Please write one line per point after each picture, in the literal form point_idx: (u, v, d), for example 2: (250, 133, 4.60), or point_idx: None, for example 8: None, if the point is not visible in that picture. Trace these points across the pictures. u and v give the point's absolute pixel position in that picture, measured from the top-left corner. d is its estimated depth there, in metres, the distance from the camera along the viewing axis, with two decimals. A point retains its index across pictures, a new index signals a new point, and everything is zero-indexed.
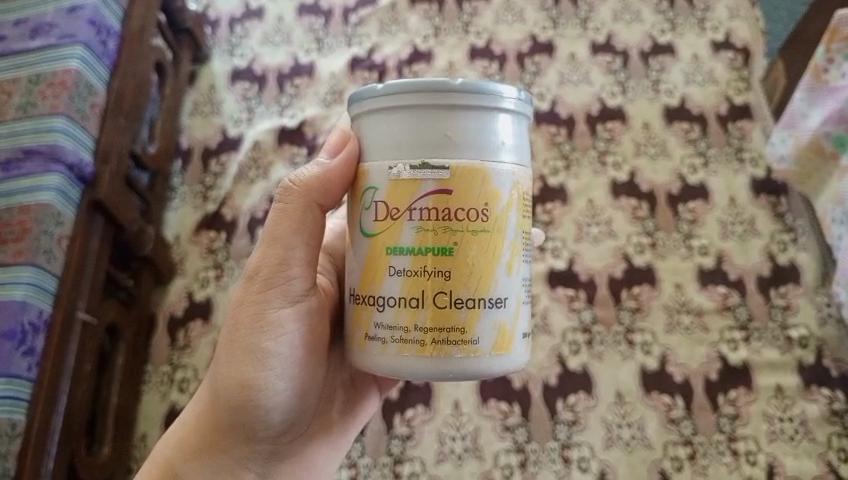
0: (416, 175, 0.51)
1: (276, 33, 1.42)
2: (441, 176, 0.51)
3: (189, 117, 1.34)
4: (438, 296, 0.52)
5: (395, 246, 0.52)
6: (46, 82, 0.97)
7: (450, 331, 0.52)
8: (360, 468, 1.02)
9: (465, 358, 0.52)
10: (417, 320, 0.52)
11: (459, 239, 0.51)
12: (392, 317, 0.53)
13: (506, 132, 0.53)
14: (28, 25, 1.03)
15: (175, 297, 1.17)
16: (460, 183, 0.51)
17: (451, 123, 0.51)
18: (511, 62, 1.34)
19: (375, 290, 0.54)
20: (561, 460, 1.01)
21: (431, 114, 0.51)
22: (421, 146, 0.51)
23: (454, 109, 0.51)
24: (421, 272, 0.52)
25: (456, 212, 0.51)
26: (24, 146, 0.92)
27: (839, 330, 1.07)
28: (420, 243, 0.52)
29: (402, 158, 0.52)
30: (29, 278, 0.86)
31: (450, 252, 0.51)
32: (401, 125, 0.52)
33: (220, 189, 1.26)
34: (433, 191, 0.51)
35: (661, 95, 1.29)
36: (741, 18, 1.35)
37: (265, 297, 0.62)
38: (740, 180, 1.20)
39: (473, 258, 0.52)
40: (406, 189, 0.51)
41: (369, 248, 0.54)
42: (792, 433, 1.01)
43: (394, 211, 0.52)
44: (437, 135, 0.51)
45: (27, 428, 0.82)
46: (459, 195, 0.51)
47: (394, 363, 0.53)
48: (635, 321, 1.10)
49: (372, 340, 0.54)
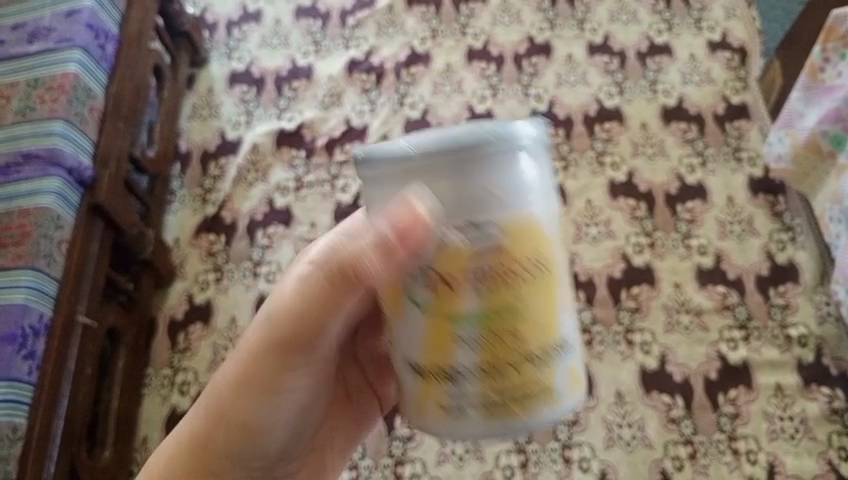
0: (465, 240, 0.38)
1: (273, 35, 1.42)
2: (497, 232, 0.38)
3: (188, 121, 1.35)
4: (514, 356, 0.40)
5: (456, 316, 0.40)
6: (45, 86, 0.97)
7: (532, 391, 0.41)
8: (362, 470, 1.02)
9: (550, 413, 0.42)
10: (495, 386, 0.40)
11: (524, 292, 0.39)
12: (466, 391, 0.41)
13: (539, 163, 0.40)
14: (25, 30, 1.04)
15: (175, 301, 1.17)
16: (520, 233, 0.39)
17: (491, 173, 0.38)
18: (509, 63, 1.34)
19: (447, 365, 0.41)
20: (562, 460, 1.01)
21: (467, 168, 0.37)
22: (474, 205, 0.38)
23: (493, 156, 0.38)
24: (490, 338, 0.40)
25: (520, 264, 0.39)
26: (24, 150, 0.93)
27: (839, 329, 1.07)
28: (486, 308, 0.39)
29: (444, 224, 0.38)
30: (31, 281, 0.86)
31: (519, 307, 0.40)
32: (445, 185, 0.38)
33: (220, 192, 1.26)
34: (494, 252, 0.38)
35: (659, 95, 1.29)
36: (737, 18, 1.35)
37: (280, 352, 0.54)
38: (737, 179, 1.20)
39: (543, 308, 0.40)
40: (458, 255, 0.39)
41: (428, 321, 0.40)
42: (793, 432, 1.01)
43: (448, 278, 0.39)
44: (480, 192, 0.38)
45: (28, 431, 0.82)
46: (520, 246, 0.39)
47: (479, 436, 0.41)
48: (634, 320, 1.10)
49: (445, 416, 0.42)
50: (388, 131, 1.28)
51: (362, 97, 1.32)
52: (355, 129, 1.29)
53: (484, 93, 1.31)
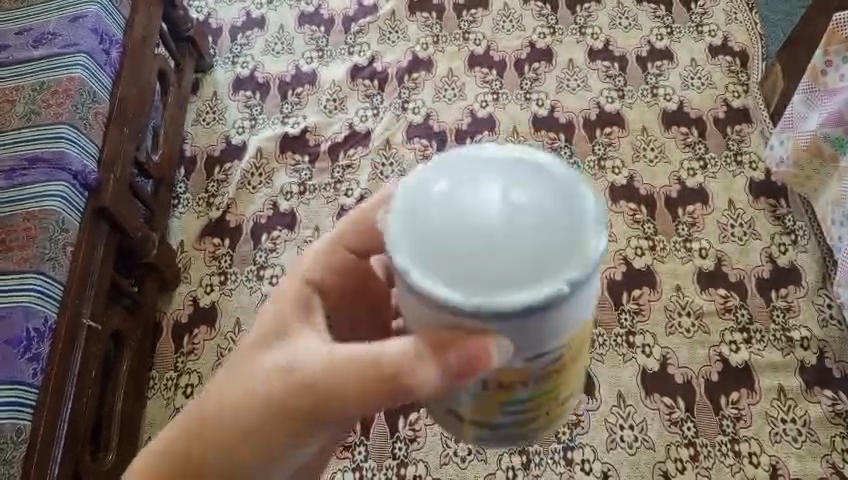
0: (532, 363, 0.37)
1: (277, 41, 1.44)
2: (563, 349, 0.37)
3: (192, 126, 1.36)
4: (555, 412, 0.41)
5: (509, 403, 0.39)
6: (49, 90, 1.00)
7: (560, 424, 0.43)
8: (364, 472, 1.02)
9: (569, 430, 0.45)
10: (533, 435, 0.42)
11: (571, 368, 0.39)
12: (506, 439, 0.42)
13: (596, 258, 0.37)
14: (31, 35, 1.07)
15: (179, 304, 1.18)
16: (579, 333, 0.38)
17: (569, 309, 0.35)
18: (510, 68, 1.35)
19: (490, 425, 0.41)
20: (564, 461, 1.01)
21: (548, 315, 0.34)
22: (546, 338, 0.36)
23: (573, 296, 0.34)
24: (539, 411, 0.40)
25: (572, 357, 0.38)
26: (29, 154, 0.95)
27: (841, 332, 1.07)
28: (540, 396, 0.39)
29: (515, 355, 0.36)
30: (39, 286, 0.87)
31: (566, 383, 0.40)
32: (522, 333, 0.35)
33: (224, 196, 1.27)
34: (555, 362, 0.37)
35: (660, 99, 1.30)
36: (738, 23, 1.36)
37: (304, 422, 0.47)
38: (739, 182, 1.21)
39: (581, 369, 0.41)
40: (522, 371, 0.37)
41: (478, 401, 0.40)
42: (796, 435, 1.01)
43: (507, 382, 0.38)
44: (556, 329, 0.35)
45: (32, 434, 0.82)
46: (576, 347, 0.38)
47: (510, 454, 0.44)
48: (635, 323, 1.11)
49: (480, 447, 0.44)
50: (390, 135, 1.28)
51: (365, 102, 1.33)
52: (358, 134, 1.30)
53: (485, 98, 1.32)
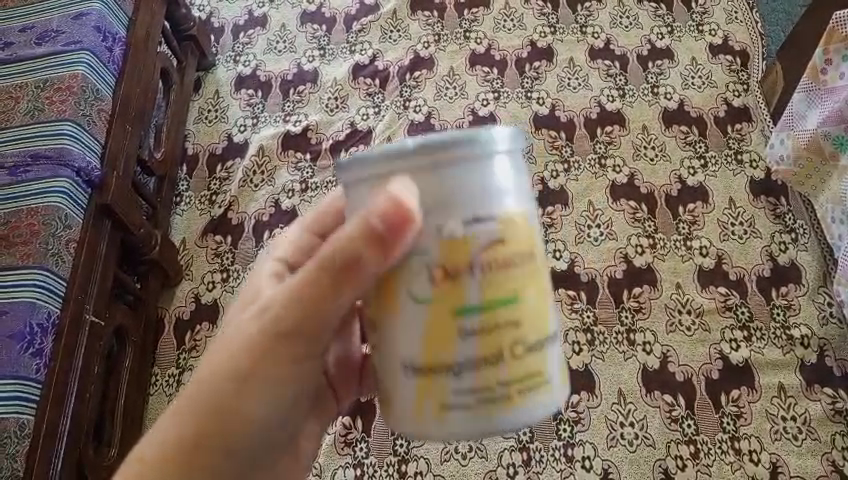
0: (469, 232, 0.38)
1: (279, 40, 1.44)
2: (499, 227, 0.39)
3: (194, 124, 1.37)
4: (515, 344, 0.40)
5: (460, 308, 0.39)
6: (53, 87, 1.00)
7: (532, 380, 0.40)
8: (366, 469, 1.03)
9: (546, 403, 0.41)
10: (498, 376, 0.40)
11: (521, 280, 0.40)
12: (472, 383, 0.39)
13: (523, 174, 0.41)
14: (35, 32, 1.07)
15: (181, 301, 1.19)
16: (519, 230, 0.40)
17: (487, 175, 0.39)
18: (511, 67, 1.35)
19: (448, 360, 0.40)
20: (565, 458, 1.02)
21: (464, 169, 0.38)
22: (476, 202, 0.38)
23: (487, 160, 0.39)
24: (494, 328, 0.39)
25: (516, 259, 0.39)
26: (32, 151, 0.95)
27: (841, 330, 1.07)
28: (488, 299, 0.39)
29: (445, 216, 0.38)
30: (39, 281, 0.87)
31: (517, 300, 0.40)
32: (449, 181, 0.38)
33: (225, 194, 1.28)
34: (493, 244, 0.39)
35: (660, 97, 1.30)
36: (738, 22, 1.36)
37: (290, 352, 0.49)
38: (739, 181, 1.21)
39: (538, 302, 0.41)
40: (462, 248, 0.39)
41: (432, 315, 0.40)
42: (796, 432, 1.01)
43: (453, 271, 0.39)
44: (479, 191, 0.38)
45: (36, 428, 0.82)
46: (516, 243, 0.39)
47: (483, 428, 0.40)
48: (636, 321, 1.11)
49: (448, 408, 0.40)
50: (391, 134, 1.29)
51: (366, 101, 1.34)
52: (360, 132, 1.30)
53: (486, 97, 1.32)
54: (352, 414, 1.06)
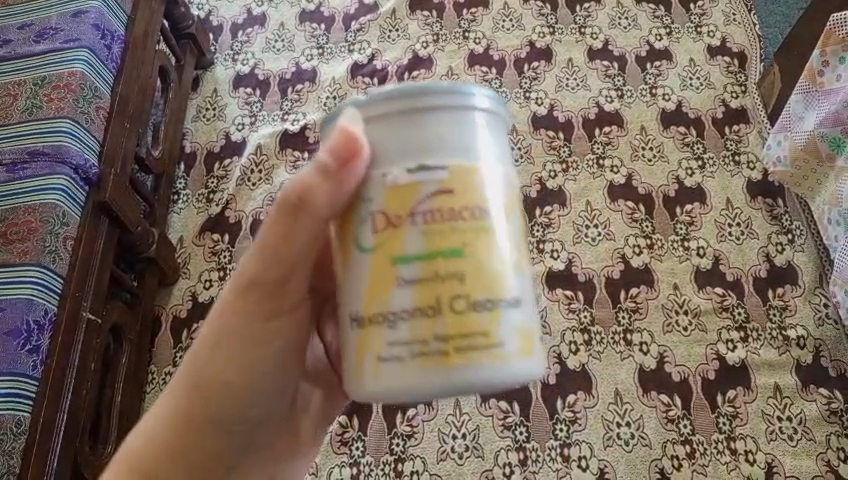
0: (411, 178, 0.40)
1: (278, 39, 1.44)
2: (441, 175, 0.40)
3: (192, 122, 1.37)
4: (456, 298, 0.39)
5: (399, 257, 0.40)
6: (51, 85, 1.00)
7: (473, 338, 0.39)
8: (362, 467, 1.03)
9: (491, 368, 0.39)
10: (435, 329, 0.39)
11: (467, 234, 0.40)
12: (406, 334, 0.40)
13: (490, 136, 0.42)
14: (33, 29, 1.07)
15: (178, 299, 1.19)
16: (466, 183, 0.40)
17: (436, 125, 0.40)
18: (510, 68, 1.35)
19: (385, 309, 0.40)
20: (561, 458, 1.02)
21: (413, 118, 0.40)
22: (420, 149, 0.40)
23: (438, 110, 0.40)
24: (433, 279, 0.40)
25: (462, 211, 0.40)
26: (30, 148, 0.95)
27: (837, 331, 1.08)
28: (428, 249, 0.40)
29: (390, 162, 0.40)
30: (36, 278, 0.87)
31: (462, 252, 0.40)
32: (395, 129, 0.40)
33: (223, 192, 1.28)
34: (434, 192, 0.40)
35: (658, 98, 1.31)
36: (737, 24, 1.36)
37: (261, 314, 0.51)
38: (736, 182, 1.21)
39: (488, 260, 0.40)
40: (403, 194, 0.40)
41: (373, 265, 0.41)
42: (791, 433, 1.02)
43: (394, 217, 0.40)
44: (425, 138, 0.40)
45: (32, 425, 0.82)
46: (462, 194, 0.40)
47: (414, 384, 0.39)
48: (633, 321, 1.11)
49: (383, 362, 0.40)
50: None
51: None
52: None
53: None
54: (349, 412, 1.06)
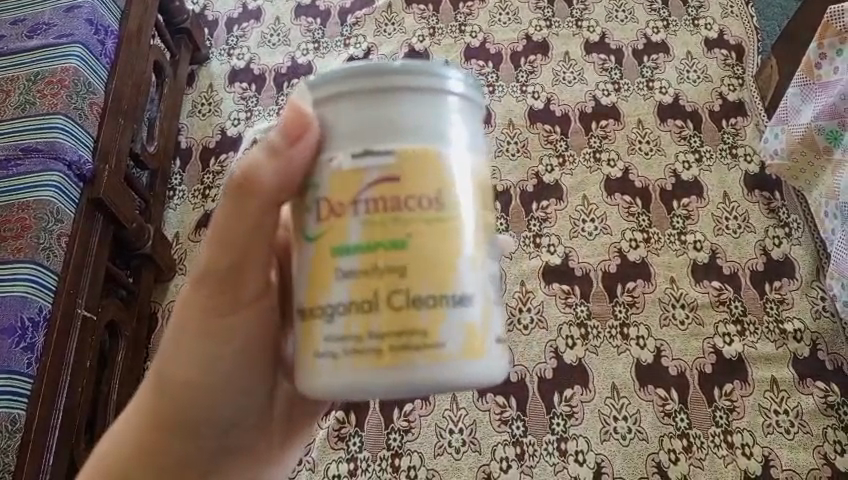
0: (356, 165, 0.38)
1: (273, 33, 1.44)
2: (386, 163, 0.38)
3: (188, 117, 1.36)
4: (395, 293, 0.38)
5: (341, 247, 0.39)
6: (44, 81, 0.99)
7: (410, 335, 0.38)
8: (359, 462, 1.03)
9: (429, 368, 0.37)
10: (371, 325, 0.38)
11: (411, 226, 0.38)
12: (342, 329, 0.38)
13: (451, 120, 0.39)
14: (26, 25, 1.07)
15: (175, 295, 1.18)
16: (414, 170, 0.38)
17: (388, 107, 0.38)
18: (506, 62, 1.35)
19: (325, 300, 0.39)
20: (558, 452, 1.02)
21: (366, 100, 0.38)
22: (367, 133, 0.38)
23: (391, 92, 0.38)
24: (372, 271, 0.38)
25: (407, 200, 0.38)
26: (23, 144, 0.95)
27: (833, 324, 1.08)
28: (369, 240, 0.38)
29: (339, 146, 0.39)
30: (30, 275, 0.87)
31: (404, 245, 0.38)
32: (345, 111, 0.39)
33: (219, 188, 1.28)
34: (378, 180, 0.38)
35: (656, 92, 1.30)
36: (734, 16, 1.36)
37: (212, 307, 0.51)
38: (733, 175, 1.21)
39: (435, 254, 0.38)
40: (348, 181, 0.38)
41: (316, 255, 0.39)
42: (788, 426, 1.02)
43: (337, 206, 0.39)
44: (374, 122, 0.38)
45: (27, 422, 0.82)
46: (408, 182, 0.38)
47: (347, 380, 0.38)
48: (630, 315, 1.11)
49: (318, 356, 0.39)
50: None
51: None
52: None
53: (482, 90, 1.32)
54: (346, 408, 1.06)
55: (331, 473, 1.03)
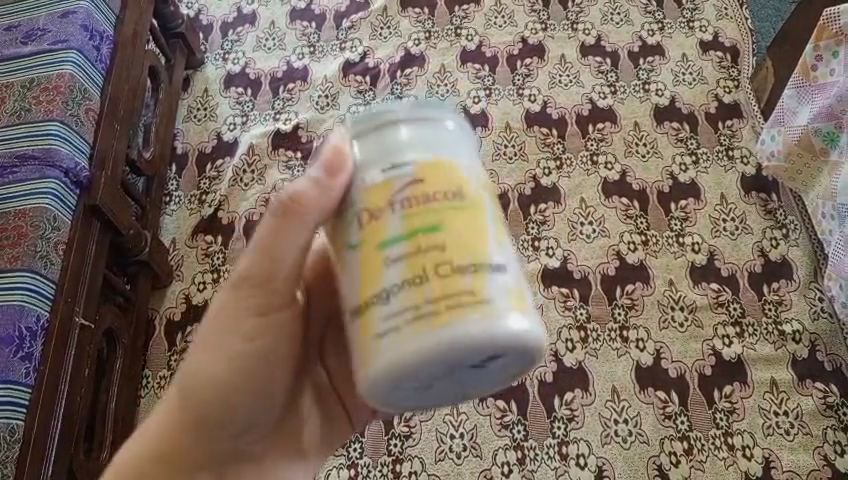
0: (387, 176, 0.42)
1: (268, 37, 1.43)
2: (412, 170, 0.42)
3: (183, 122, 1.36)
4: (439, 265, 0.40)
5: (383, 242, 0.41)
6: (40, 87, 0.99)
7: (461, 297, 0.39)
8: (360, 468, 1.03)
9: (484, 322, 0.39)
10: (424, 294, 0.39)
11: (442, 213, 0.41)
12: (397, 307, 0.39)
13: (458, 139, 0.44)
14: (21, 31, 1.06)
15: (172, 301, 1.18)
16: (436, 171, 0.42)
17: (406, 133, 0.43)
18: (503, 65, 1.35)
19: (376, 292, 0.40)
20: (559, 456, 1.02)
21: (386, 132, 0.43)
22: (392, 150, 0.42)
23: (406, 121, 0.43)
24: (416, 251, 0.40)
25: (437, 194, 0.41)
26: (20, 151, 0.94)
27: (832, 325, 1.08)
28: (409, 228, 0.41)
29: (370, 170, 0.43)
30: (28, 283, 0.86)
31: (439, 227, 0.41)
32: (370, 142, 0.43)
33: (216, 193, 1.27)
34: (410, 183, 0.41)
35: (651, 94, 1.30)
36: (729, 18, 1.36)
37: (247, 310, 0.54)
38: (730, 177, 1.21)
39: (468, 231, 0.41)
40: (381, 192, 0.42)
41: (361, 255, 0.42)
42: (788, 427, 1.02)
43: (375, 212, 0.42)
44: (395, 146, 0.42)
45: (26, 433, 0.81)
46: (435, 182, 0.41)
47: (408, 353, 0.38)
48: (629, 318, 1.11)
49: (380, 338, 0.39)
50: None
51: (357, 99, 1.33)
52: None
53: (478, 94, 1.32)
54: None
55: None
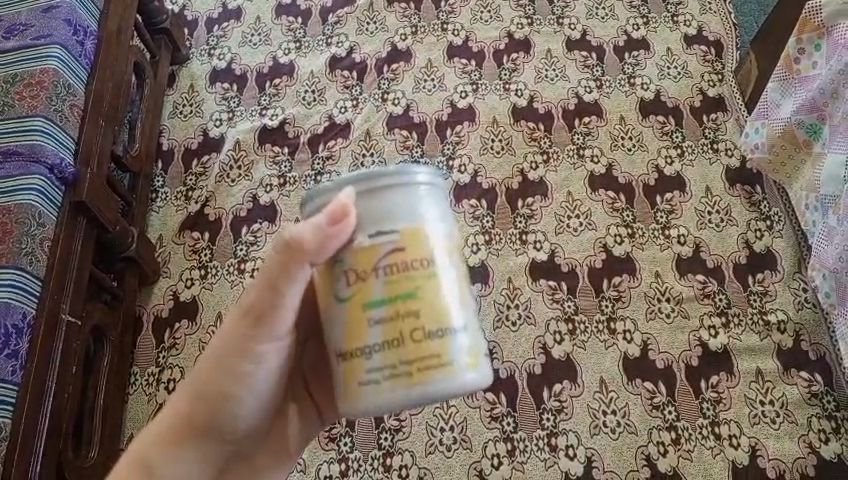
0: (372, 244, 0.47)
1: (254, 33, 1.42)
2: (394, 241, 0.47)
3: (169, 119, 1.35)
4: (415, 331, 0.47)
5: (368, 302, 0.48)
6: (23, 82, 0.98)
7: (431, 359, 0.47)
8: (351, 462, 1.03)
9: (449, 381, 0.47)
10: (401, 355, 0.47)
11: (420, 280, 0.48)
12: (378, 364, 0.47)
13: (431, 204, 0.49)
14: (3, 25, 1.04)
15: (159, 298, 1.17)
16: (415, 241, 0.48)
17: (386, 202, 0.48)
18: (489, 59, 1.35)
19: (361, 344, 0.48)
20: (548, 447, 1.02)
21: (367, 200, 0.48)
22: (376, 219, 0.47)
23: (387, 191, 0.48)
24: (396, 315, 0.47)
25: (415, 264, 0.47)
26: (4, 147, 0.93)
27: (816, 314, 1.09)
28: (390, 294, 0.47)
29: (353, 233, 0.48)
30: (13, 279, 0.86)
31: (415, 295, 0.47)
32: (355, 206, 0.48)
33: (202, 190, 1.26)
34: (391, 254, 0.47)
35: (637, 88, 1.31)
36: (713, 12, 1.37)
37: (256, 331, 0.55)
38: (715, 170, 1.22)
39: (438, 297, 0.48)
40: (366, 257, 0.48)
41: (349, 311, 0.48)
42: (773, 416, 1.03)
43: (361, 274, 0.48)
44: (378, 215, 0.47)
45: (13, 431, 0.81)
46: (413, 252, 0.47)
47: (387, 402, 0.47)
48: (616, 309, 1.12)
49: (364, 386, 0.47)
50: (370, 127, 1.29)
51: (344, 94, 1.33)
52: (338, 125, 1.30)
53: (465, 89, 1.32)
54: None
55: (323, 474, 1.03)
